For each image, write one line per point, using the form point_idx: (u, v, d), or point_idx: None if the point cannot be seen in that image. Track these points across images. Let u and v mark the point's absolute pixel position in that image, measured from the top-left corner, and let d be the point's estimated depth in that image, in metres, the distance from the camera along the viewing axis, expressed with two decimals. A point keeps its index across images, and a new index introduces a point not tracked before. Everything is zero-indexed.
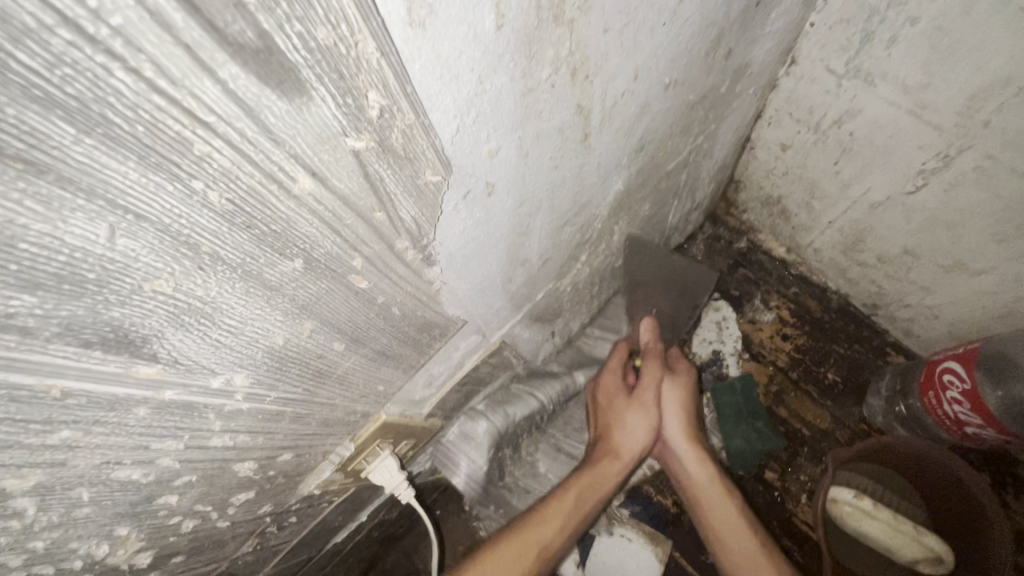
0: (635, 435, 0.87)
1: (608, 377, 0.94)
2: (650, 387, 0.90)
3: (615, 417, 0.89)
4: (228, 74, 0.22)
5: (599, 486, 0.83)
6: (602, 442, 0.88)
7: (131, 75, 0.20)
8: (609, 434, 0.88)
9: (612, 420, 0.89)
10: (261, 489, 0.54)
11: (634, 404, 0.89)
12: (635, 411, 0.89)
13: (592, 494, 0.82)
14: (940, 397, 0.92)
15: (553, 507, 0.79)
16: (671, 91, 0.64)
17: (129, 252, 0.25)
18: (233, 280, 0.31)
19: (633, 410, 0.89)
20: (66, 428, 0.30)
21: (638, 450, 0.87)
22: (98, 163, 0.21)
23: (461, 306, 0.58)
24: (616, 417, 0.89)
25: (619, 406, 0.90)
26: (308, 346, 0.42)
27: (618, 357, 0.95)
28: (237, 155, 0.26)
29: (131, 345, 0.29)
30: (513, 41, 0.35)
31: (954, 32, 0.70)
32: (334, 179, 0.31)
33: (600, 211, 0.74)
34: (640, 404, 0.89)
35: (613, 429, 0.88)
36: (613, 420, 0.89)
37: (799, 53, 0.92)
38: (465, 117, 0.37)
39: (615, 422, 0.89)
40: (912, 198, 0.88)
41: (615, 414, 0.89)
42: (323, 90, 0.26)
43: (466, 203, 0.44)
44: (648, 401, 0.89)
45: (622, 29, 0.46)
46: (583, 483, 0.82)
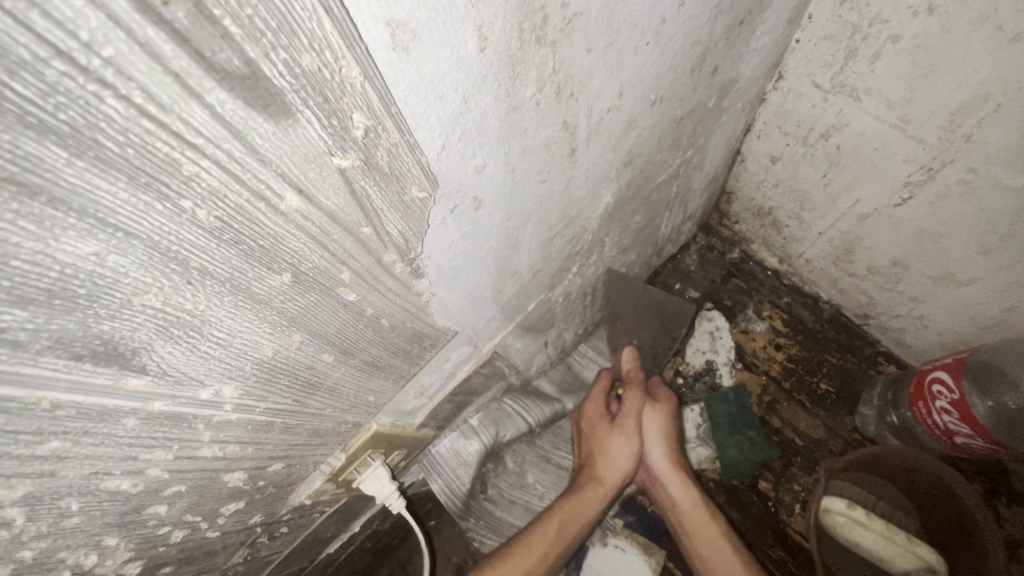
0: (617, 462, 0.88)
1: (591, 404, 0.95)
2: (632, 412, 0.91)
3: (597, 444, 0.90)
4: (216, 100, 0.24)
5: (582, 514, 0.83)
6: (585, 469, 0.89)
7: (122, 101, 0.21)
8: (592, 461, 0.89)
9: (595, 447, 0.90)
10: (251, 499, 0.55)
11: (615, 430, 0.90)
12: (616, 437, 0.89)
13: (574, 522, 0.82)
14: (929, 406, 0.93)
15: (535, 536, 0.79)
16: (658, 107, 0.66)
17: (119, 268, 0.26)
18: (222, 294, 0.32)
19: (614, 436, 0.89)
20: (56, 439, 0.30)
21: (621, 477, 0.87)
22: (90, 184, 0.22)
23: (451, 318, 0.59)
24: (598, 445, 0.90)
25: (601, 433, 0.90)
26: (297, 358, 0.43)
27: (600, 384, 0.97)
28: (225, 174, 0.27)
29: (120, 358, 0.30)
30: (496, 62, 0.36)
31: (934, 49, 0.72)
32: (321, 196, 0.32)
33: (591, 222, 0.75)
34: (621, 430, 0.89)
35: (595, 456, 0.89)
36: (596, 447, 0.90)
37: (786, 68, 0.94)
38: (450, 135, 0.38)
39: (597, 449, 0.89)
40: (899, 210, 0.90)
41: (597, 441, 0.90)
42: (308, 112, 0.27)
43: (453, 217, 0.45)
44: (629, 427, 0.90)
45: (606, 49, 0.47)
46: (564, 512, 0.82)
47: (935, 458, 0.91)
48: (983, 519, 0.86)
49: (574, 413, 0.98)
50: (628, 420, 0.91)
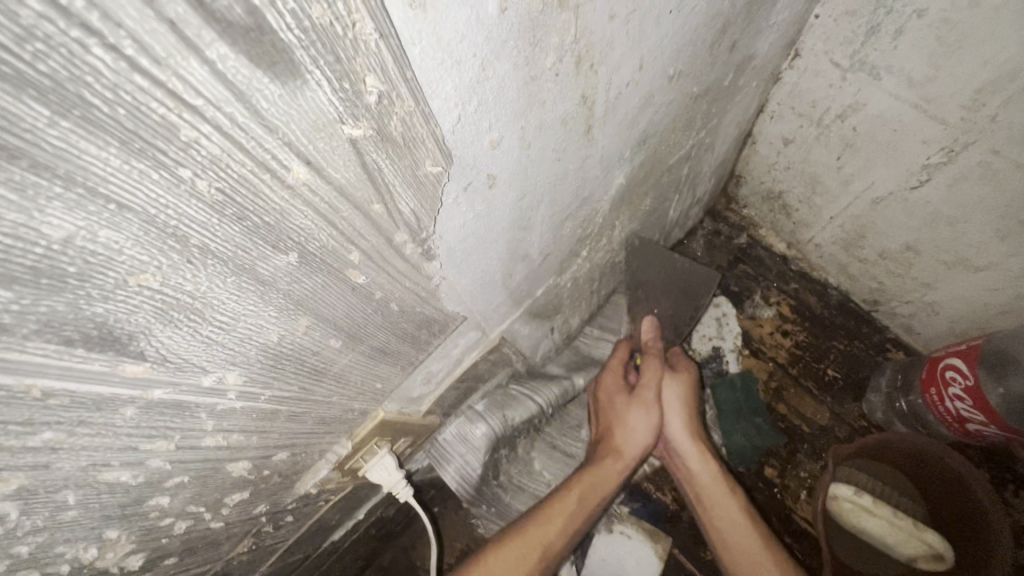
0: (638, 434, 0.86)
1: (609, 376, 0.93)
2: (652, 385, 0.89)
3: (617, 416, 0.88)
4: (216, 54, 0.21)
5: (603, 484, 0.82)
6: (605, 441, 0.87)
7: (110, 52, 0.18)
8: (611, 434, 0.87)
9: (614, 419, 0.88)
10: (256, 489, 0.53)
11: (635, 402, 0.88)
12: (636, 409, 0.87)
13: (596, 494, 0.81)
14: (942, 394, 0.92)
15: (556, 506, 0.78)
16: (675, 83, 0.63)
17: (112, 244, 0.24)
18: (225, 275, 0.30)
19: (634, 408, 0.87)
20: (48, 430, 0.28)
21: (641, 448, 0.85)
22: (76, 149, 0.20)
23: (460, 302, 0.57)
24: (618, 417, 0.88)
25: (620, 405, 0.88)
26: (303, 343, 0.41)
27: (618, 356, 0.94)
28: (227, 142, 0.24)
29: (116, 342, 0.28)
30: (516, 24, 0.34)
31: (962, 24, 0.69)
32: (330, 169, 0.30)
33: (602, 205, 0.72)
34: (641, 403, 0.87)
35: (615, 429, 0.87)
36: (615, 419, 0.88)
37: (803, 46, 0.91)
38: (467, 106, 0.35)
39: (617, 421, 0.87)
40: (916, 192, 0.87)
41: (616, 414, 0.88)
42: (318, 74, 0.25)
43: (466, 196, 0.43)
44: (649, 399, 0.88)
45: (629, 16, 0.44)
46: (585, 484, 0.81)
47: (946, 446, 0.90)
48: (991, 505, 0.85)
49: (591, 385, 0.96)
50: (648, 392, 0.89)
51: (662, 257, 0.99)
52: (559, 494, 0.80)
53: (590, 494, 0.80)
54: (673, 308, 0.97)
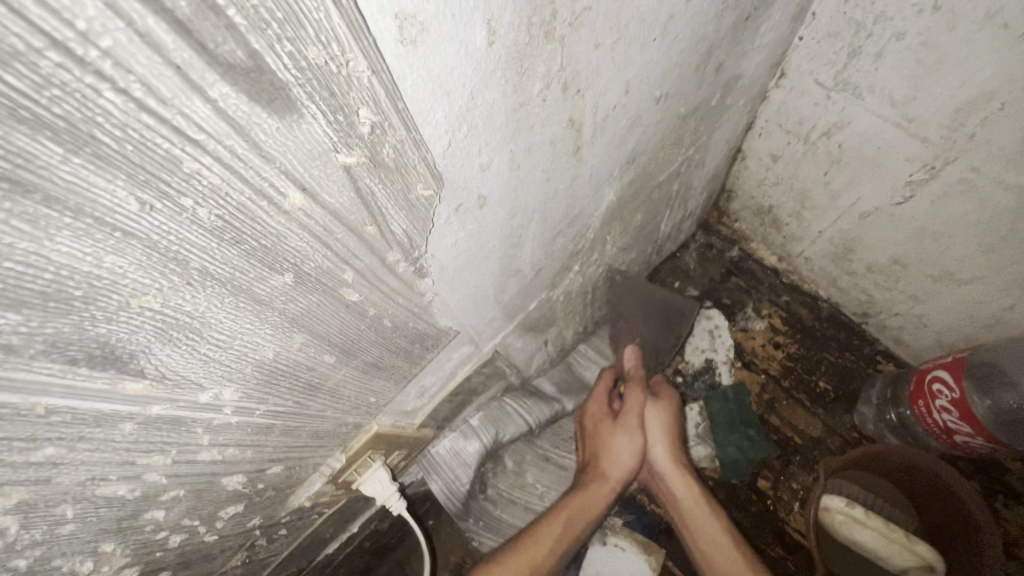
0: (622, 460, 0.87)
1: (594, 403, 0.94)
2: (635, 411, 0.90)
3: (601, 442, 0.89)
4: (218, 93, 0.23)
5: (587, 511, 0.83)
6: (589, 467, 0.88)
7: (121, 95, 0.20)
8: (596, 460, 0.88)
9: (598, 446, 0.89)
10: (251, 502, 0.54)
11: (619, 429, 0.89)
12: (620, 436, 0.88)
13: (581, 520, 0.82)
14: (929, 406, 0.93)
15: (541, 533, 0.79)
16: (662, 105, 0.65)
17: (116, 269, 0.25)
18: (222, 296, 0.31)
19: (618, 434, 0.88)
20: (50, 445, 0.29)
21: (626, 474, 0.87)
22: (86, 182, 0.21)
23: (453, 318, 0.58)
24: (602, 443, 0.89)
25: (604, 431, 0.90)
26: (298, 359, 0.42)
27: (603, 383, 0.96)
28: (227, 172, 0.26)
29: (117, 361, 0.29)
30: (504, 56, 0.35)
31: (939, 48, 0.72)
32: (325, 194, 0.31)
33: (593, 221, 0.74)
34: (625, 429, 0.88)
35: (600, 455, 0.88)
36: (600, 446, 0.89)
37: (789, 66, 0.93)
38: (457, 132, 0.37)
39: (601, 448, 0.89)
40: (901, 208, 0.89)
41: (601, 440, 0.89)
42: (313, 108, 0.26)
43: (458, 216, 0.45)
44: (633, 425, 0.89)
45: (614, 44, 0.46)
46: (570, 511, 0.82)
47: (935, 457, 0.91)
48: (980, 513, 0.86)
49: (577, 411, 0.97)
50: (632, 418, 0.90)
51: (641, 290, 1.06)
52: (545, 521, 0.81)
53: (576, 521, 0.81)
54: (655, 333, 1.05)
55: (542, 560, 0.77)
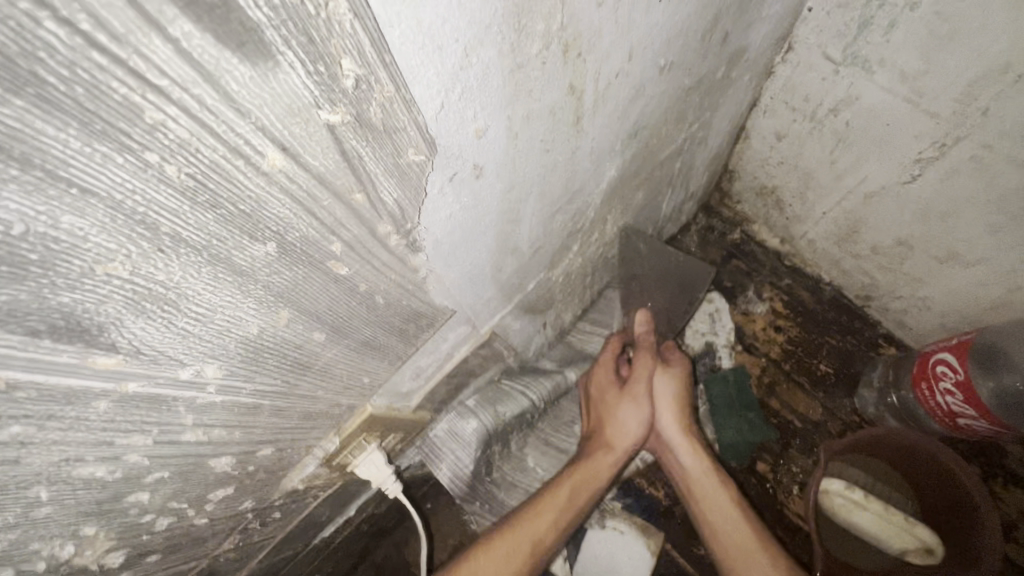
0: (629, 427, 0.88)
1: (601, 370, 0.94)
2: (643, 378, 0.90)
3: (609, 410, 0.90)
4: (180, 32, 0.20)
5: (594, 478, 0.83)
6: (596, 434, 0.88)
7: (64, 27, 0.17)
8: (603, 427, 0.88)
9: (605, 413, 0.90)
10: (241, 485, 0.52)
11: (626, 396, 0.89)
12: (627, 403, 0.89)
13: (588, 487, 0.82)
14: (932, 389, 0.92)
15: (548, 498, 0.79)
16: (666, 75, 0.63)
17: (76, 231, 0.23)
18: (199, 265, 0.29)
19: (625, 401, 0.89)
20: (16, 424, 0.28)
21: (632, 440, 0.87)
22: (32, 130, 0.19)
23: (448, 296, 0.56)
24: (609, 410, 0.89)
25: (611, 399, 0.90)
26: (285, 336, 0.40)
27: (611, 350, 0.96)
28: (197, 125, 0.23)
29: (85, 334, 0.27)
30: (500, 10, 0.33)
31: (953, 17, 0.69)
32: (307, 156, 0.29)
33: (593, 199, 0.72)
34: (633, 396, 0.89)
35: (606, 422, 0.88)
36: (607, 413, 0.90)
37: (796, 39, 0.90)
38: (450, 93, 0.34)
39: (608, 415, 0.89)
40: (908, 187, 0.87)
41: (608, 407, 0.90)
42: (290, 55, 0.24)
43: (452, 186, 0.42)
44: (639, 392, 0.89)
45: (617, 5, 0.44)
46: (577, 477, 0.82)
47: (936, 440, 0.90)
48: (981, 500, 0.85)
49: (584, 379, 0.97)
50: (640, 386, 0.90)
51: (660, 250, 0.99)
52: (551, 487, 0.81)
53: (582, 487, 0.81)
54: (670, 300, 1.02)
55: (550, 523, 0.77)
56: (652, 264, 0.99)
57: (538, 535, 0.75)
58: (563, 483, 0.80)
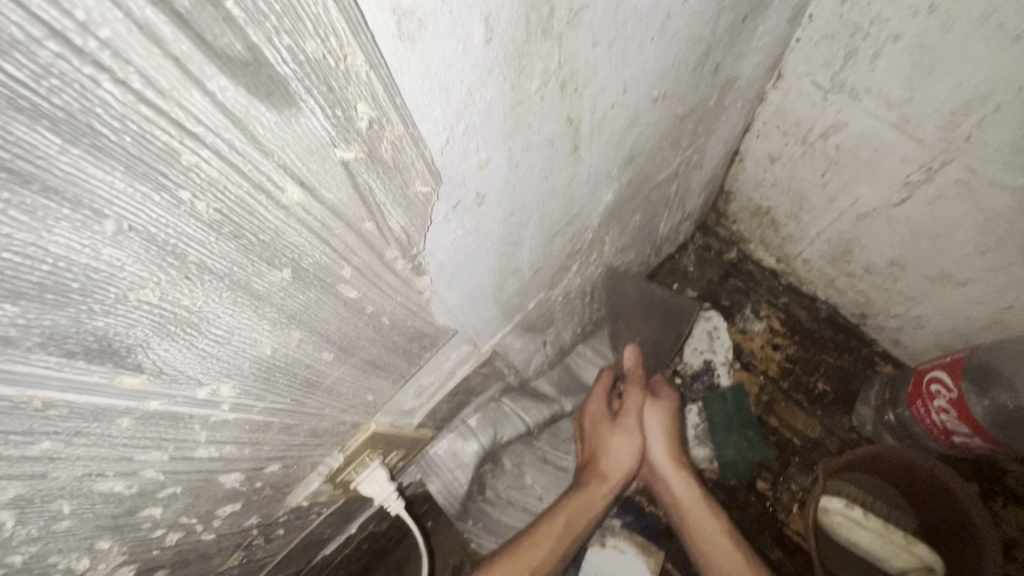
0: (621, 459, 0.89)
1: (593, 402, 0.95)
2: (633, 411, 0.91)
3: (600, 443, 0.90)
4: (216, 86, 0.23)
5: (587, 512, 0.84)
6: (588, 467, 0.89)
7: (119, 86, 0.20)
8: (594, 460, 0.89)
9: (597, 445, 0.91)
10: (248, 501, 0.54)
11: (617, 429, 0.90)
12: (619, 435, 0.90)
13: (580, 520, 0.83)
14: (928, 406, 0.93)
15: (540, 533, 0.80)
16: (660, 105, 0.66)
17: (114, 261, 0.25)
18: (221, 290, 0.31)
19: (616, 434, 0.90)
20: (47, 440, 0.29)
21: (625, 473, 0.88)
22: (85, 174, 0.21)
23: (451, 316, 0.58)
24: (600, 443, 0.90)
25: (603, 432, 0.91)
26: (295, 356, 0.42)
27: (603, 380, 0.97)
28: (225, 165, 0.26)
29: (114, 355, 0.29)
30: (502, 53, 0.36)
31: (935, 49, 0.72)
32: (323, 189, 0.31)
33: (591, 221, 0.74)
34: (623, 430, 0.90)
35: (598, 455, 0.89)
36: (599, 446, 0.90)
37: (786, 67, 0.94)
38: (455, 129, 0.37)
39: (599, 448, 0.90)
40: (898, 209, 0.90)
41: (598, 440, 0.91)
42: (311, 102, 0.26)
43: (455, 213, 0.45)
44: (631, 425, 0.90)
45: (611, 44, 0.47)
46: (569, 511, 0.83)
47: (933, 458, 0.91)
48: (980, 518, 0.86)
49: (575, 411, 0.98)
50: (630, 419, 0.91)
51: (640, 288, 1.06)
52: (544, 520, 0.82)
53: (575, 521, 0.82)
54: (657, 332, 1.06)
55: (543, 559, 0.78)
56: (635, 300, 1.04)
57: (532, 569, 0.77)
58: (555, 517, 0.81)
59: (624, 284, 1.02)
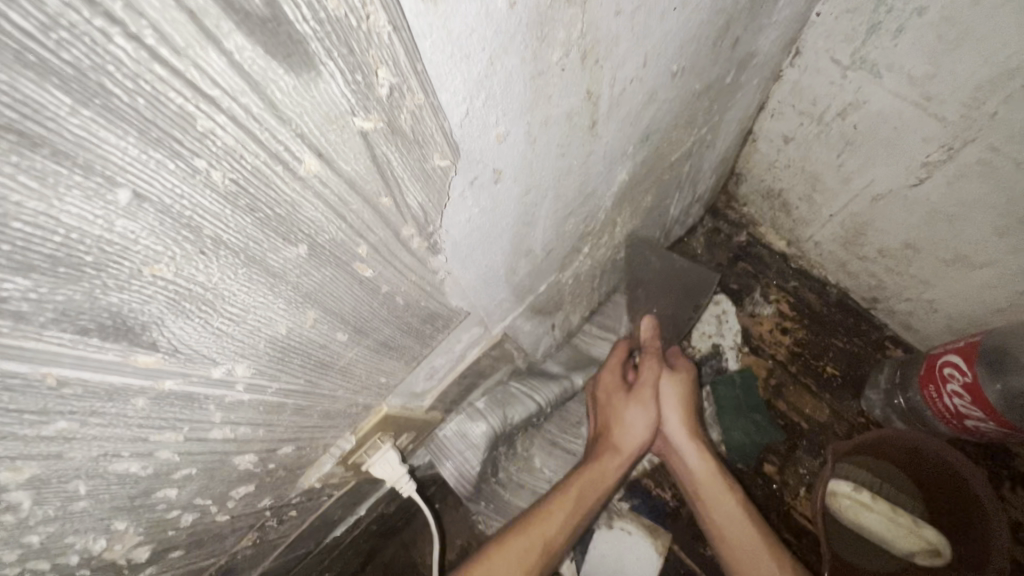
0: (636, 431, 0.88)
1: (607, 373, 0.94)
2: (649, 382, 0.90)
3: (615, 413, 0.90)
4: (234, 45, 0.21)
5: (601, 481, 0.84)
6: (602, 438, 0.89)
7: (132, 42, 0.19)
8: (609, 431, 0.89)
9: (612, 417, 0.90)
10: (261, 483, 0.53)
11: (633, 400, 0.89)
12: (634, 406, 0.89)
13: (595, 489, 0.83)
14: (940, 390, 0.93)
15: (556, 503, 0.79)
16: (678, 80, 0.64)
17: (128, 234, 0.24)
18: (236, 266, 0.30)
19: (632, 405, 0.89)
20: (62, 420, 0.29)
21: (640, 444, 0.87)
22: (96, 138, 0.20)
23: (464, 298, 0.57)
24: (615, 414, 0.90)
25: (618, 403, 0.90)
26: (310, 336, 0.41)
27: (617, 353, 0.95)
28: (242, 133, 0.24)
29: (129, 333, 0.28)
30: (525, 19, 0.34)
31: (961, 22, 0.70)
32: (340, 161, 0.30)
33: (604, 201, 0.73)
34: (639, 400, 0.89)
35: (613, 426, 0.89)
36: (613, 417, 0.90)
37: (804, 44, 0.91)
38: (475, 100, 0.35)
39: (614, 419, 0.89)
40: (915, 190, 0.88)
41: (614, 411, 0.90)
42: (332, 65, 0.25)
43: (472, 190, 0.43)
44: (647, 396, 0.89)
45: (634, 12, 0.45)
46: (584, 481, 0.83)
47: (944, 442, 0.91)
48: (990, 502, 0.86)
49: (589, 382, 0.97)
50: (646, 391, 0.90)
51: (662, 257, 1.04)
52: (560, 491, 0.81)
53: (589, 492, 0.82)
54: (674, 306, 1.05)
55: (559, 528, 0.78)
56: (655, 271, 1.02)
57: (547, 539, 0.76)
58: (571, 485, 0.81)
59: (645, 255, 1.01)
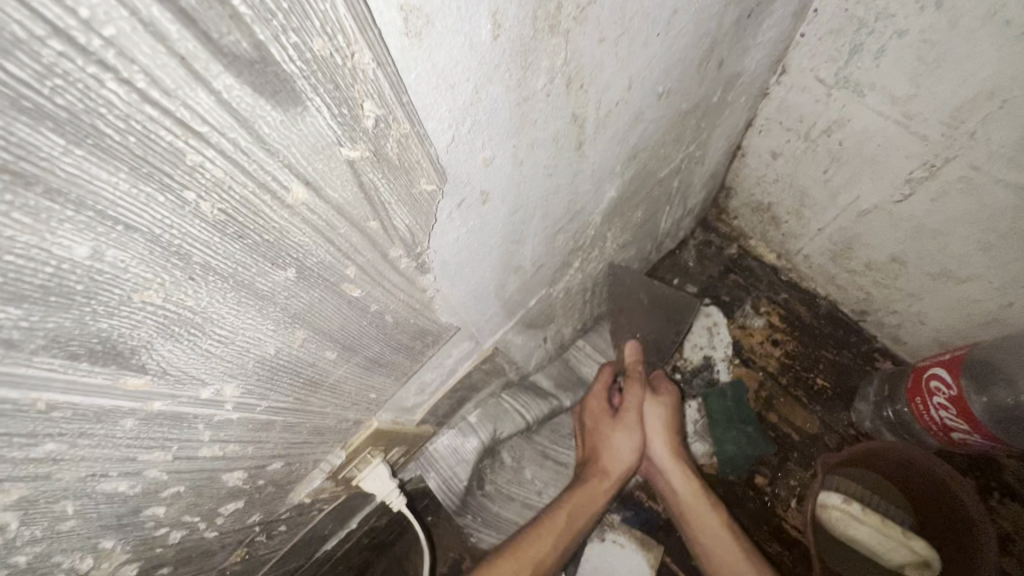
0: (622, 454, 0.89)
1: (593, 399, 0.95)
2: (634, 407, 0.92)
3: (601, 439, 0.91)
4: (222, 85, 0.22)
5: (589, 507, 0.84)
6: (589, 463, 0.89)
7: (123, 86, 0.19)
8: (596, 456, 0.89)
9: (598, 442, 0.91)
10: (251, 498, 0.53)
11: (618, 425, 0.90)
12: (620, 431, 0.90)
13: (582, 514, 0.83)
14: (927, 403, 0.94)
15: (544, 528, 0.80)
16: (664, 100, 0.65)
17: (118, 263, 0.25)
18: (225, 290, 0.31)
19: (618, 430, 0.90)
20: (51, 441, 0.29)
21: (626, 469, 0.88)
22: (88, 175, 0.21)
23: (454, 314, 0.58)
24: (601, 439, 0.90)
25: (604, 428, 0.91)
26: (300, 355, 0.41)
27: (602, 377, 0.96)
28: (230, 165, 0.25)
29: (119, 357, 0.29)
30: (508, 50, 0.35)
31: (940, 45, 0.72)
32: (328, 188, 0.31)
33: (594, 217, 0.74)
34: (625, 426, 0.90)
35: (599, 451, 0.89)
36: (600, 442, 0.90)
37: (790, 63, 0.93)
38: (460, 127, 0.36)
39: (600, 444, 0.90)
40: (900, 206, 0.90)
41: (599, 437, 0.91)
42: (318, 100, 0.26)
43: (460, 211, 0.44)
44: (632, 421, 0.90)
45: (618, 39, 0.46)
46: (572, 506, 0.83)
47: (931, 453, 0.91)
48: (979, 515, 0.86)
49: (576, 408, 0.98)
50: (631, 415, 0.91)
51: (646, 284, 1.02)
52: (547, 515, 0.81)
53: (577, 517, 0.82)
54: (658, 328, 1.04)
55: (547, 553, 0.78)
56: (640, 299, 1.01)
57: (536, 564, 0.76)
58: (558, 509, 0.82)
59: (628, 283, 1.00)
